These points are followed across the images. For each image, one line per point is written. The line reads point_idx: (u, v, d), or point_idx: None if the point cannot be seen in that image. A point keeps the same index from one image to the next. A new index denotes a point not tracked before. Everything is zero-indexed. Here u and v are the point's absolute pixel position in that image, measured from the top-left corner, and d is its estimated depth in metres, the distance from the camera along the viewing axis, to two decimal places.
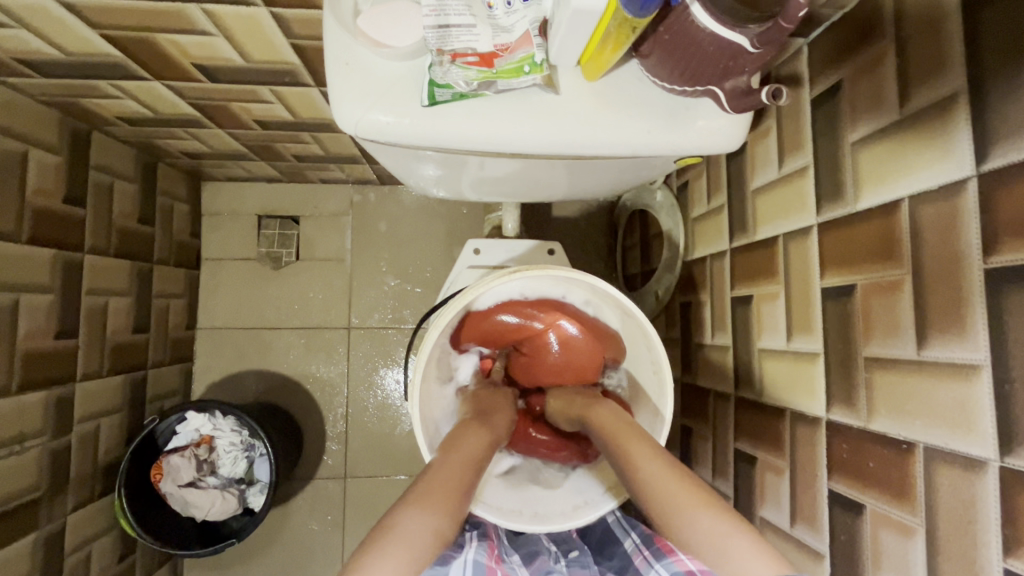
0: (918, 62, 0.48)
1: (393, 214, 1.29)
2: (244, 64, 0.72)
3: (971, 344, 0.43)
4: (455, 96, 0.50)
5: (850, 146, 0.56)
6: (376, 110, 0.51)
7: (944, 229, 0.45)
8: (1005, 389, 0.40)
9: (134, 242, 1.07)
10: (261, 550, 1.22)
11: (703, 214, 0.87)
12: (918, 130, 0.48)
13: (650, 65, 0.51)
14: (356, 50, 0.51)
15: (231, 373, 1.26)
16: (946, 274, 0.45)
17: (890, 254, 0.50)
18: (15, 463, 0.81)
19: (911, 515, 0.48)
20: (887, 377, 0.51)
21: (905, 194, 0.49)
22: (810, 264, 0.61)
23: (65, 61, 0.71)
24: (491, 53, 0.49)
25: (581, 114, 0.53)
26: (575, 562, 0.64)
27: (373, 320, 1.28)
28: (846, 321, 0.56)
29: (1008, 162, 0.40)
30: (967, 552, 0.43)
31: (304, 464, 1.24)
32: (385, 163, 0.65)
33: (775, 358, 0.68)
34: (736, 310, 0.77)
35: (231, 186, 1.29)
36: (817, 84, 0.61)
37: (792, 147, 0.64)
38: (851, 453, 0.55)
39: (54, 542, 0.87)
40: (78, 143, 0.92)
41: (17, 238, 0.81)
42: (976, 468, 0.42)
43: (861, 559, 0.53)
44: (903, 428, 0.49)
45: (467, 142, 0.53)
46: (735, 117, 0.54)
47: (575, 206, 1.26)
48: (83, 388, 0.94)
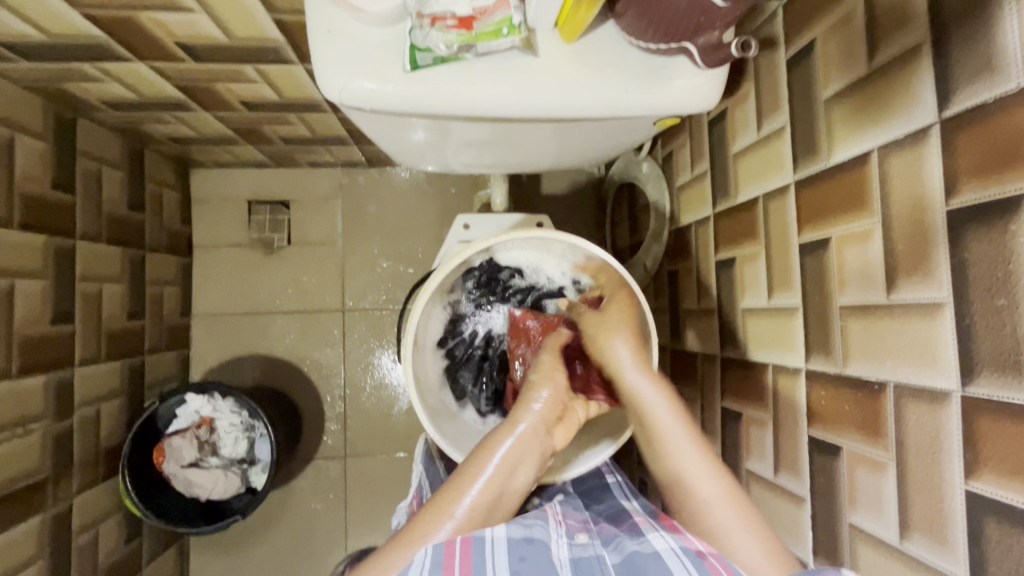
0: (884, 16, 0.50)
1: (383, 196, 1.30)
2: (228, 41, 0.72)
3: (935, 283, 0.45)
4: (436, 60, 0.52)
5: (824, 102, 0.57)
6: (360, 77, 0.52)
7: (911, 176, 0.47)
8: (966, 323, 0.42)
9: (125, 228, 1.07)
10: (265, 530, 1.24)
11: (687, 182, 0.88)
12: (888, 81, 0.49)
13: (625, 25, 0.52)
14: (336, 17, 0.52)
15: (228, 358, 1.27)
16: (912, 219, 0.47)
17: (861, 204, 0.52)
18: (19, 445, 0.82)
19: (883, 450, 0.50)
20: (862, 324, 0.53)
21: (875, 144, 0.50)
22: (788, 221, 0.63)
23: (48, 43, 0.71)
24: (470, 16, 0.50)
25: (559, 76, 0.54)
26: (566, 503, 0.68)
27: (367, 302, 1.29)
28: (822, 273, 0.58)
29: (967, 105, 0.42)
30: (933, 480, 0.45)
31: (305, 445, 1.26)
32: (372, 131, 0.66)
33: (757, 317, 0.70)
34: (721, 273, 0.79)
35: (219, 172, 1.29)
36: (792, 44, 0.62)
37: (769, 109, 0.66)
38: (828, 399, 0.57)
39: (62, 522, 0.89)
40: (64, 129, 0.92)
41: (9, 223, 0.81)
42: (940, 400, 0.45)
43: (840, 497, 0.56)
44: (877, 370, 0.51)
45: (449, 105, 0.54)
46: (711, 76, 0.56)
47: (563, 181, 1.27)
48: (81, 373, 0.95)
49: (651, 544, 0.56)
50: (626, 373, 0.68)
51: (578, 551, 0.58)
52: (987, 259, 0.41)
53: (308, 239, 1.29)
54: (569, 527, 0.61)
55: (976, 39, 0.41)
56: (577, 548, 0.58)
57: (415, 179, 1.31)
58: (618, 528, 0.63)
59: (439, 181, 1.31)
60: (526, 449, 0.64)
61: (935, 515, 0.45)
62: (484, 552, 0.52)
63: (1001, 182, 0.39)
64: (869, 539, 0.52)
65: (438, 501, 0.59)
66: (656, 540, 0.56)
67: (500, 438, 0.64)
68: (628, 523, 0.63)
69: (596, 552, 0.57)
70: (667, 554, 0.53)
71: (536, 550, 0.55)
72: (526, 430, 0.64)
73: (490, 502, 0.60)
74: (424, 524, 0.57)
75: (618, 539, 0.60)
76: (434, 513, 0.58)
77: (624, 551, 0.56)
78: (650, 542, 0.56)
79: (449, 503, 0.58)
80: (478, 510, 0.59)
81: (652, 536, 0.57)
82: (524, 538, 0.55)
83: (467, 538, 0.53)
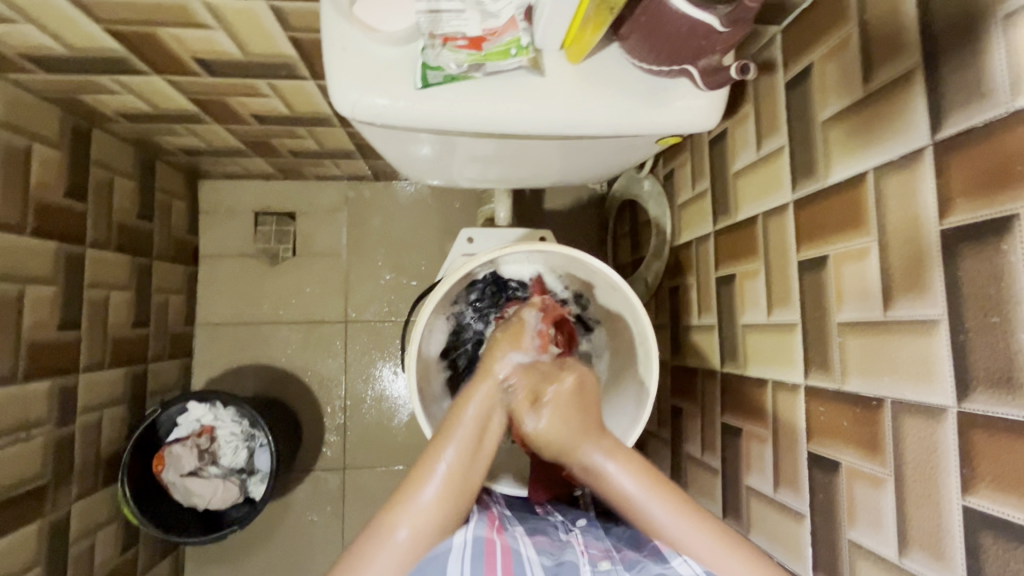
0: (879, 43, 0.52)
1: (388, 210, 1.32)
2: (243, 57, 0.74)
3: (931, 300, 0.46)
4: (446, 78, 0.54)
5: (822, 123, 0.59)
6: (372, 94, 0.54)
7: (906, 197, 0.48)
8: (961, 340, 0.43)
9: (133, 236, 1.08)
10: (262, 542, 1.23)
11: (688, 200, 0.90)
12: (883, 104, 0.51)
13: (629, 47, 0.54)
14: (351, 36, 0.54)
15: (230, 368, 1.27)
16: (907, 238, 0.48)
17: (857, 223, 0.54)
18: (21, 450, 0.82)
19: (881, 467, 0.51)
20: (859, 341, 0.53)
21: (871, 165, 0.52)
22: (787, 239, 0.64)
23: (69, 56, 0.74)
24: (480, 37, 0.53)
25: (565, 95, 0.56)
26: (588, 531, 0.68)
27: (370, 313, 1.30)
28: (820, 291, 0.59)
29: (959, 129, 0.43)
30: (931, 495, 0.46)
31: (303, 456, 1.26)
32: (380, 144, 0.68)
33: (757, 333, 0.70)
34: (721, 290, 0.79)
35: (227, 184, 1.31)
36: (790, 68, 0.64)
37: (769, 130, 0.68)
38: (827, 415, 0.58)
39: (60, 528, 0.89)
40: (79, 139, 0.94)
41: (22, 230, 0.83)
42: (936, 415, 0.45)
43: (839, 514, 0.56)
44: (875, 386, 0.52)
45: (457, 122, 0.56)
46: (712, 97, 0.58)
47: (566, 198, 1.29)
48: (85, 380, 0.96)
49: (676, 570, 0.54)
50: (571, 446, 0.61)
51: None
52: (981, 276, 0.42)
53: (313, 251, 1.30)
54: (593, 555, 0.61)
55: (966, 66, 0.43)
56: (600, 574, 0.57)
57: (419, 193, 1.33)
58: (643, 552, 0.60)
59: (444, 195, 1.33)
60: (498, 404, 0.62)
61: (934, 530, 0.46)
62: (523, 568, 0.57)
63: (992, 203, 0.41)
64: (870, 555, 0.53)
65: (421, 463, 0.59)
66: (682, 564, 0.55)
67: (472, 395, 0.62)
68: (652, 547, 0.60)
69: None
70: None
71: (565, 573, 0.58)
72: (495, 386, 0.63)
73: (472, 456, 0.59)
74: (411, 484, 0.58)
75: (641, 563, 0.58)
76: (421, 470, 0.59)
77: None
78: (675, 568, 0.54)
79: (434, 460, 0.59)
80: (460, 464, 0.59)
81: (678, 561, 0.55)
82: (555, 563, 0.59)
83: (505, 546, 0.59)
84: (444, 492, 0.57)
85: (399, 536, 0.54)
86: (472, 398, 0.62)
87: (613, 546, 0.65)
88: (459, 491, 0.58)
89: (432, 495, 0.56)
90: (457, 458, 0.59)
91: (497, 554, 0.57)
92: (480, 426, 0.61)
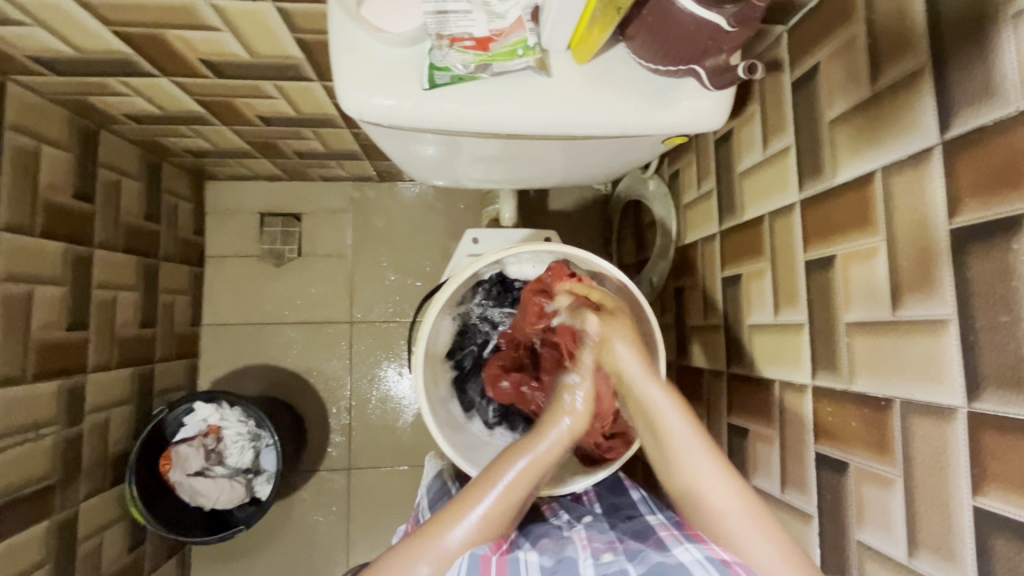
0: (886, 42, 0.51)
1: (393, 211, 1.32)
2: (250, 59, 0.75)
3: (940, 300, 0.46)
4: (453, 78, 0.54)
5: (829, 123, 0.59)
6: (379, 95, 0.54)
7: (914, 197, 0.48)
8: (970, 340, 0.43)
9: (140, 237, 1.09)
10: (267, 541, 1.24)
11: (693, 200, 0.90)
12: (891, 103, 0.51)
13: (635, 47, 0.54)
14: (357, 37, 0.55)
15: (236, 368, 1.28)
16: (914, 238, 0.48)
17: (865, 222, 0.53)
18: (30, 449, 0.83)
19: (890, 467, 0.51)
20: (867, 341, 0.53)
21: (879, 165, 0.52)
22: (794, 239, 0.64)
23: (77, 58, 0.74)
24: (486, 37, 0.53)
25: (571, 95, 0.56)
26: (591, 526, 0.69)
27: (375, 314, 1.30)
28: (827, 290, 0.59)
29: (968, 128, 0.43)
30: (941, 495, 0.45)
31: (309, 457, 1.27)
32: (386, 145, 0.68)
33: (764, 333, 0.70)
34: (727, 290, 0.79)
35: (233, 185, 1.32)
36: (796, 68, 0.64)
37: (775, 129, 0.68)
38: (835, 415, 0.57)
39: (68, 527, 0.90)
40: (87, 141, 0.95)
41: (31, 231, 0.83)
42: (946, 415, 0.45)
43: (847, 514, 0.56)
44: (883, 386, 0.51)
45: (463, 122, 0.56)
46: (719, 97, 0.58)
47: (571, 198, 1.29)
48: (92, 380, 0.96)
49: (677, 557, 0.54)
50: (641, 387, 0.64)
51: (603, 568, 0.56)
52: (990, 276, 0.42)
53: (319, 252, 1.31)
54: (595, 549, 0.60)
55: (975, 64, 0.43)
56: (603, 566, 0.56)
57: (424, 194, 1.33)
58: (644, 543, 0.61)
59: (448, 196, 1.33)
60: (552, 463, 0.62)
61: (943, 531, 0.45)
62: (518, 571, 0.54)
63: (1002, 201, 0.41)
64: (878, 555, 0.52)
65: (460, 497, 0.59)
66: (682, 552, 0.55)
67: (523, 445, 0.62)
68: (654, 539, 0.62)
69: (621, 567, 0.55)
70: (693, 564, 0.52)
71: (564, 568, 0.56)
72: (553, 445, 0.62)
73: (514, 503, 0.58)
74: (443, 520, 0.57)
75: (642, 553, 0.58)
76: (454, 509, 0.58)
77: (649, 563, 0.55)
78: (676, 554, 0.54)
79: (473, 498, 0.58)
80: (497, 510, 0.58)
81: (679, 549, 0.55)
82: (556, 561, 0.58)
83: (503, 556, 0.56)
84: (474, 536, 0.56)
85: (421, 574, 0.53)
86: (529, 449, 0.61)
87: (614, 539, 0.64)
88: (491, 535, 0.57)
89: (460, 538, 0.55)
90: (493, 505, 0.57)
91: None
92: (524, 472, 0.60)
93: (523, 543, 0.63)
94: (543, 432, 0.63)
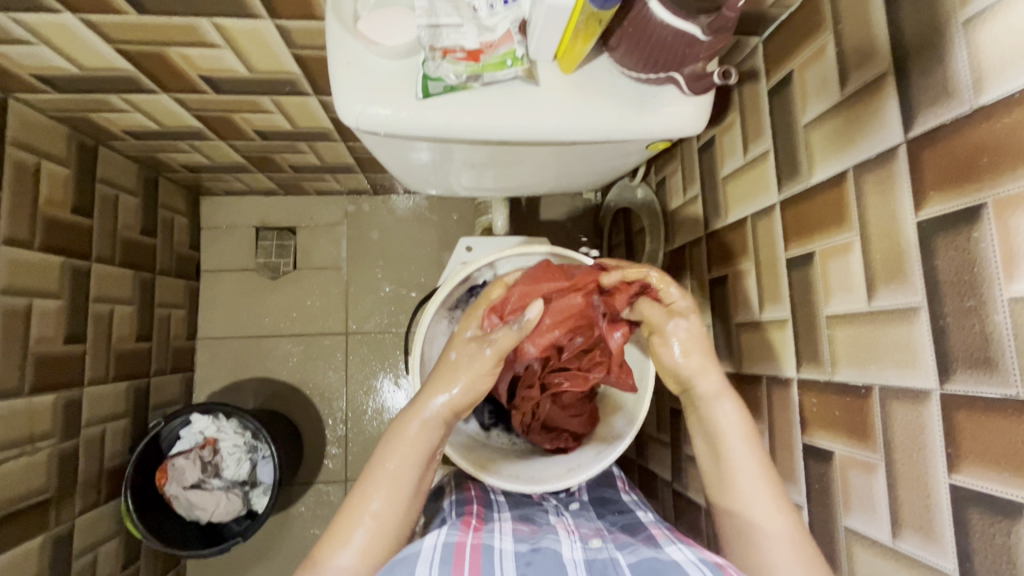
0: (852, 50, 0.55)
1: (387, 223, 1.34)
2: (248, 75, 0.77)
3: (911, 288, 0.48)
4: (445, 88, 0.57)
5: (804, 126, 0.62)
6: (375, 105, 0.57)
7: (883, 193, 0.51)
8: (940, 325, 0.46)
9: (137, 251, 1.10)
10: (263, 556, 1.23)
11: (680, 205, 0.93)
12: (860, 105, 0.54)
13: (618, 57, 0.57)
14: (354, 51, 0.57)
15: (233, 381, 1.28)
16: (885, 231, 0.51)
17: (839, 219, 0.56)
18: (26, 462, 0.83)
19: (872, 452, 0.53)
20: (847, 332, 0.55)
21: (851, 164, 0.55)
22: (775, 238, 0.67)
23: (79, 76, 0.76)
24: (478, 49, 0.56)
25: (560, 103, 0.59)
26: (579, 514, 0.72)
27: (370, 325, 1.31)
28: (808, 285, 0.61)
29: (929, 126, 0.46)
30: (921, 477, 0.47)
31: (306, 469, 1.26)
32: (382, 154, 0.71)
33: (749, 331, 0.73)
34: (715, 291, 0.82)
35: (229, 200, 1.34)
36: (772, 76, 0.67)
37: (754, 135, 0.71)
38: (820, 406, 0.59)
39: (63, 542, 0.89)
40: (85, 157, 0.96)
41: (30, 244, 0.85)
42: (921, 399, 0.47)
43: (835, 502, 0.58)
44: (863, 375, 0.54)
45: (456, 130, 0.58)
46: (698, 104, 0.61)
47: (562, 208, 1.32)
48: (89, 393, 0.97)
49: (671, 554, 0.56)
50: (700, 373, 0.64)
51: (592, 552, 0.59)
52: (956, 263, 0.44)
53: (314, 264, 1.32)
54: (581, 534, 0.64)
55: (932, 68, 0.46)
56: (590, 550, 0.59)
57: (418, 207, 1.35)
58: (634, 537, 0.63)
59: (441, 208, 1.36)
60: (427, 442, 0.63)
61: (924, 511, 0.47)
62: (493, 559, 0.55)
63: (965, 193, 0.43)
64: (865, 540, 0.54)
65: (348, 505, 0.61)
66: (674, 552, 0.56)
67: (398, 435, 0.63)
68: (645, 534, 0.63)
69: (609, 554, 0.58)
70: (686, 564, 0.53)
71: (541, 554, 0.57)
72: (428, 424, 0.63)
73: (403, 500, 0.61)
74: (333, 539, 0.58)
75: (633, 546, 0.60)
76: (345, 521, 0.59)
77: (641, 556, 0.57)
78: (670, 554, 0.56)
79: (360, 509, 0.60)
80: (389, 511, 0.60)
81: (672, 548, 0.57)
82: (531, 549, 0.58)
83: (476, 545, 0.57)
84: (368, 546, 0.58)
85: None
86: (400, 441, 0.62)
87: (602, 527, 0.68)
88: (386, 541, 0.59)
89: (354, 555, 0.57)
90: (382, 508, 0.60)
91: (466, 558, 0.54)
92: (400, 474, 0.61)
93: (503, 513, 0.70)
94: (411, 417, 0.63)
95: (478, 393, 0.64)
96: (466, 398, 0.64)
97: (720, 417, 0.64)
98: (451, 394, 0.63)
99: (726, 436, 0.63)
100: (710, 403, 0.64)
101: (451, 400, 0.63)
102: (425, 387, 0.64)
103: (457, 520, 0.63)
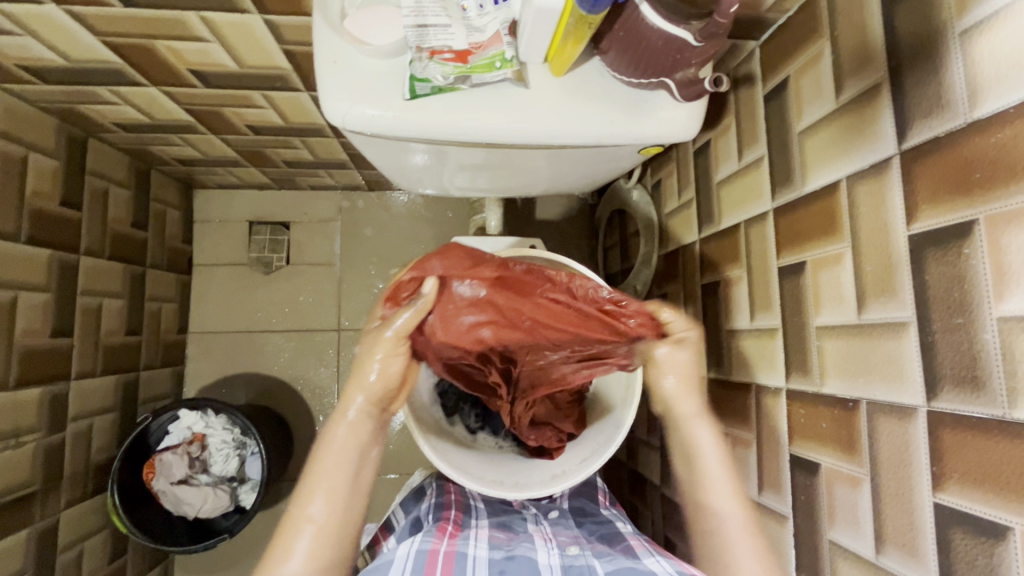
0: (848, 58, 0.54)
1: (381, 220, 1.33)
2: (238, 69, 0.76)
3: (900, 303, 0.48)
4: (433, 89, 0.56)
5: (799, 133, 0.61)
6: (363, 104, 0.56)
7: (876, 204, 0.50)
8: (928, 341, 0.45)
9: (127, 245, 1.09)
10: (252, 551, 1.23)
11: (674, 209, 0.92)
12: (855, 114, 0.53)
13: (609, 60, 0.56)
14: (342, 49, 0.56)
15: (224, 376, 1.28)
16: (876, 244, 0.50)
17: (831, 229, 0.55)
18: (11, 456, 0.82)
19: (858, 466, 0.52)
20: (837, 344, 0.55)
21: (844, 173, 0.54)
22: (768, 246, 0.66)
23: (67, 68, 0.75)
24: (466, 50, 0.56)
25: (551, 106, 0.58)
26: (557, 524, 0.72)
27: (363, 322, 1.31)
28: (799, 295, 0.60)
29: (923, 138, 0.45)
30: (906, 494, 0.47)
31: (295, 465, 1.26)
32: (373, 153, 0.70)
33: (740, 338, 0.72)
34: (707, 296, 0.81)
35: (222, 194, 1.33)
36: (768, 81, 0.66)
37: (749, 140, 0.70)
38: (807, 417, 0.59)
39: (47, 536, 0.89)
40: (75, 148, 0.95)
41: (16, 237, 0.84)
42: (907, 415, 0.47)
43: (820, 514, 0.57)
44: (852, 388, 0.53)
45: (444, 132, 0.57)
46: (691, 109, 0.60)
47: (558, 208, 1.31)
48: (77, 387, 0.96)
49: (649, 566, 0.56)
50: (684, 404, 0.64)
51: (568, 560, 0.59)
52: (946, 279, 0.43)
53: (307, 260, 1.31)
54: (559, 542, 0.64)
55: (927, 79, 0.45)
56: (568, 559, 0.59)
57: (412, 204, 1.34)
58: (612, 548, 0.64)
59: (436, 205, 1.34)
60: (359, 438, 0.62)
61: (908, 528, 0.47)
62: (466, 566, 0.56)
63: (957, 208, 0.42)
64: (849, 554, 0.53)
65: (290, 512, 0.60)
66: (652, 564, 0.56)
67: (326, 437, 0.61)
68: (624, 545, 0.63)
69: (586, 562, 0.59)
70: None
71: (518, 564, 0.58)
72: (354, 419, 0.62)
73: (348, 501, 0.60)
74: (279, 548, 0.58)
75: (611, 555, 0.60)
76: (288, 529, 0.59)
77: (619, 566, 0.57)
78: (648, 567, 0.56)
79: (303, 516, 0.59)
80: (335, 514, 0.59)
81: (650, 560, 0.57)
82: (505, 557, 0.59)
83: (450, 552, 0.57)
84: (314, 550, 0.58)
85: None
86: (331, 440, 0.61)
87: (580, 533, 0.68)
88: (336, 543, 0.59)
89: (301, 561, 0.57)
90: (324, 511, 0.59)
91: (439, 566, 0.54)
92: (333, 476, 0.60)
93: (480, 520, 0.70)
94: (338, 416, 0.62)
95: (393, 374, 0.62)
96: (385, 384, 0.62)
97: (700, 442, 0.64)
98: (371, 381, 0.61)
99: (704, 459, 0.63)
100: (687, 425, 0.64)
101: (370, 395, 0.62)
102: (343, 386, 0.62)
103: (433, 526, 0.63)
